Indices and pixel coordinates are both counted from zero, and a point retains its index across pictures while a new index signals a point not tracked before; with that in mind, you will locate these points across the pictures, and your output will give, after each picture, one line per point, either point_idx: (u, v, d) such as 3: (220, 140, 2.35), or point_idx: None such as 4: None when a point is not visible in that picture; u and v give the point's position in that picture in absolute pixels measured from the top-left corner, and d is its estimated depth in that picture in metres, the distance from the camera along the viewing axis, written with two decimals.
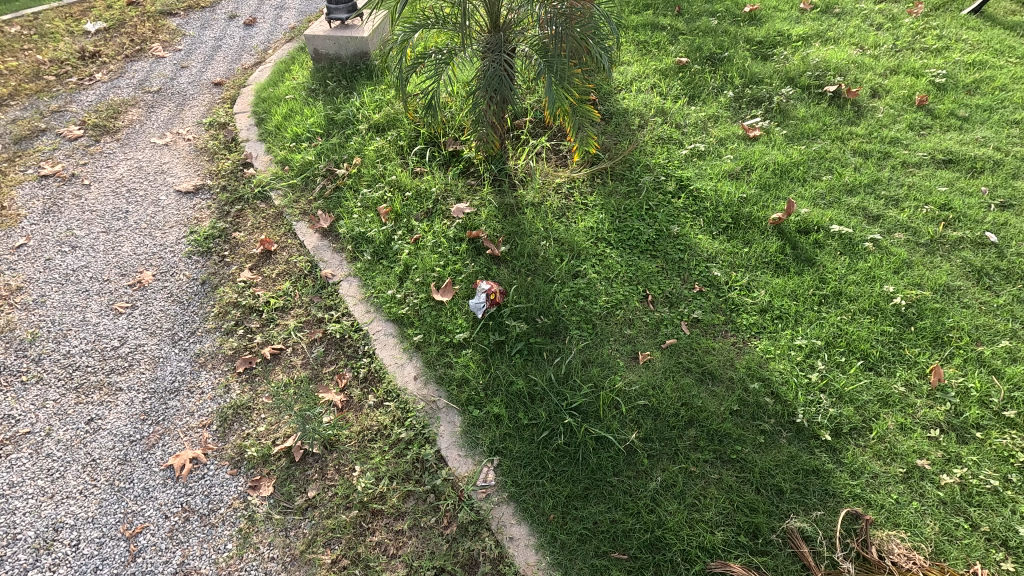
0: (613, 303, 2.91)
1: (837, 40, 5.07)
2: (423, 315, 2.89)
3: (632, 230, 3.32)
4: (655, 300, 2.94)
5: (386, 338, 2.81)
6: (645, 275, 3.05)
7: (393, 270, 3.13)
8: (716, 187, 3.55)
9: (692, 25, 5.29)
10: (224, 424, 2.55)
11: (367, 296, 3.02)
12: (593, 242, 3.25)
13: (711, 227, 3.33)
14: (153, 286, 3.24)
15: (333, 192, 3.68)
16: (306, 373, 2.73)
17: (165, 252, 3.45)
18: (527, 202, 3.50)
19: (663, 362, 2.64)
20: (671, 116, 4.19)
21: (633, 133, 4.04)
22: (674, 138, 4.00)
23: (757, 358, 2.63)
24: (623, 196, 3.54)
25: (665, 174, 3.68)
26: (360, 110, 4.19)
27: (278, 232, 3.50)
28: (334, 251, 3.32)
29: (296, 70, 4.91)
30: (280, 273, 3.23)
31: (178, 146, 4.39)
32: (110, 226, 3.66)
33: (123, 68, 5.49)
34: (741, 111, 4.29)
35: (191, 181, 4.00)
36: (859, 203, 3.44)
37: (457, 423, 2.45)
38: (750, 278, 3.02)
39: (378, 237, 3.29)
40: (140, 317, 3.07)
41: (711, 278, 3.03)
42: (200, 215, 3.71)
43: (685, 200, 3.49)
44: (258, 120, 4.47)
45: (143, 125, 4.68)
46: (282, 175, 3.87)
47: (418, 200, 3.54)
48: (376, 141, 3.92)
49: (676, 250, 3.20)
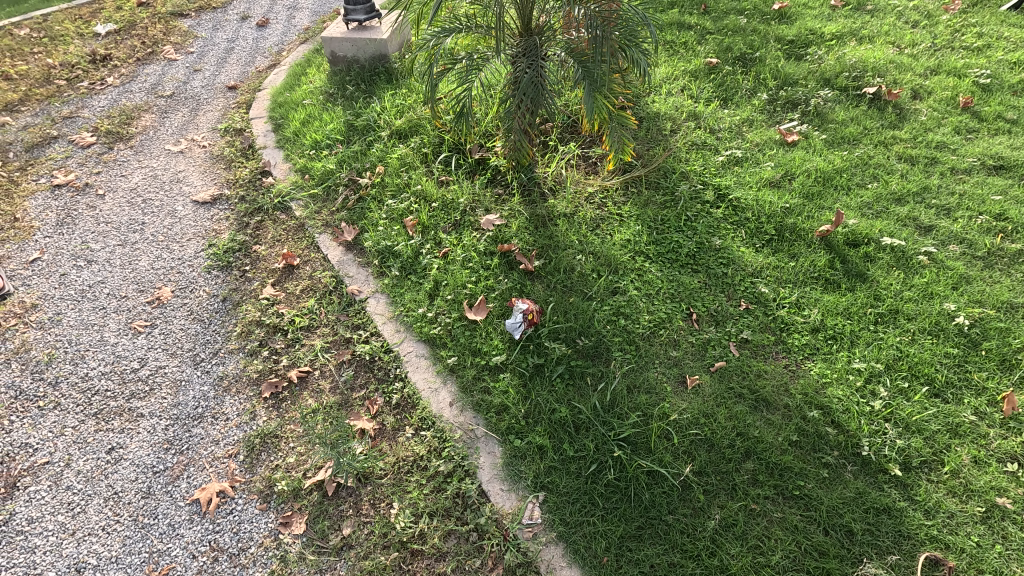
0: (656, 322, 2.77)
1: (872, 38, 4.89)
2: (456, 335, 2.75)
3: (671, 242, 3.17)
4: (700, 319, 2.80)
5: (418, 361, 2.69)
6: (688, 292, 2.92)
7: (423, 287, 3.00)
8: (757, 197, 3.39)
9: (720, 23, 5.11)
10: (251, 454, 2.43)
11: (396, 314, 2.90)
12: (631, 256, 3.11)
13: (754, 239, 3.18)
14: (173, 303, 3.12)
15: (356, 203, 3.54)
16: (336, 399, 2.60)
17: (184, 267, 3.33)
18: (559, 213, 3.35)
19: (713, 386, 2.50)
20: (705, 120, 4.03)
21: (666, 138, 3.88)
22: (709, 143, 3.84)
23: (813, 383, 2.48)
24: (659, 206, 3.39)
25: (702, 182, 3.53)
26: (381, 115, 4.05)
27: (301, 246, 3.37)
28: (359, 265, 3.19)
29: (312, 73, 4.77)
30: (305, 289, 3.11)
31: (193, 154, 4.26)
32: (127, 239, 3.54)
33: (135, 71, 5.36)
34: (776, 115, 4.12)
35: (208, 190, 3.87)
36: (908, 213, 3.27)
37: (498, 454, 2.31)
38: (798, 294, 2.87)
39: (406, 251, 3.16)
40: (160, 337, 2.94)
41: (758, 294, 2.89)
42: (218, 227, 3.58)
43: (725, 210, 3.34)
44: (275, 126, 4.34)
45: (156, 131, 4.55)
46: (302, 183, 3.74)
47: (445, 211, 3.40)
48: (399, 149, 3.79)
49: (719, 265, 3.05)
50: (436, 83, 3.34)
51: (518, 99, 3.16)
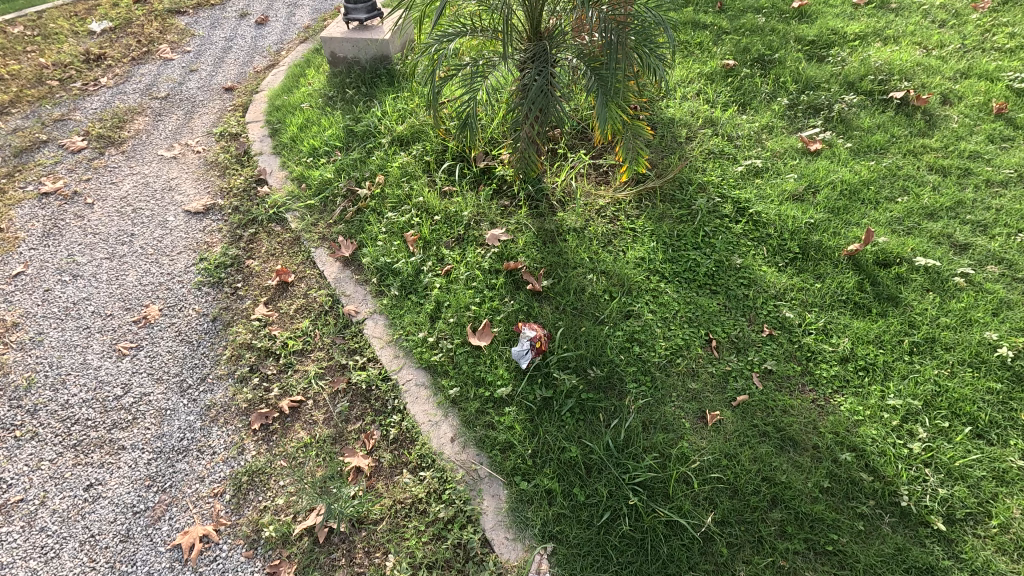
0: (672, 349, 2.59)
1: (897, 39, 4.65)
2: (459, 362, 2.57)
3: (688, 261, 2.99)
4: (720, 347, 2.62)
5: (418, 390, 2.52)
6: (707, 316, 2.74)
7: (424, 308, 2.82)
8: (780, 211, 3.19)
9: (737, 22, 4.89)
10: (238, 494, 2.26)
11: (395, 338, 2.72)
12: (646, 275, 2.92)
13: (777, 257, 2.98)
14: (160, 322, 2.96)
15: (354, 215, 3.36)
16: (329, 432, 2.43)
17: (173, 283, 3.17)
18: (569, 228, 3.17)
19: (734, 423, 2.32)
20: (722, 127, 3.83)
21: (681, 146, 3.68)
22: (726, 152, 3.63)
23: (844, 421, 2.30)
24: (675, 221, 3.20)
25: (720, 195, 3.33)
26: (382, 120, 3.87)
27: (296, 261, 3.20)
28: (357, 283, 3.02)
29: (311, 75, 4.59)
30: (299, 308, 2.94)
31: (186, 160, 4.09)
32: (115, 252, 3.38)
33: (130, 71, 5.19)
34: (797, 121, 3.92)
35: (201, 199, 3.70)
36: (942, 230, 3.06)
37: (503, 497, 2.14)
38: (825, 320, 2.68)
39: (406, 268, 2.98)
40: (145, 360, 2.78)
41: (782, 319, 2.71)
42: (211, 239, 3.41)
43: (746, 226, 3.14)
44: (272, 130, 4.16)
45: (149, 135, 4.38)
46: (298, 193, 3.56)
47: (447, 225, 3.21)
48: (400, 157, 3.60)
49: (740, 286, 2.87)
50: (439, 90, 3.15)
51: (526, 108, 2.97)
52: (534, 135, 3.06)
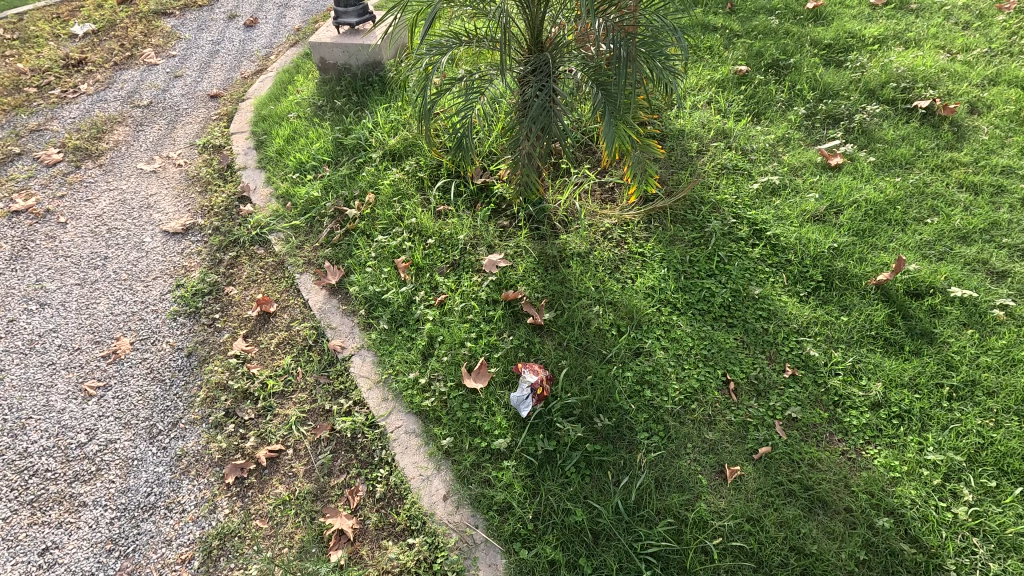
0: (687, 393, 2.37)
1: (918, 42, 4.40)
2: (453, 408, 2.35)
3: (701, 290, 2.76)
4: (739, 389, 2.40)
5: (408, 439, 2.29)
6: (723, 354, 2.52)
7: (415, 344, 2.60)
8: (801, 234, 2.95)
9: (748, 25, 4.64)
10: (208, 560, 2.05)
11: (383, 378, 2.50)
12: (656, 306, 2.69)
13: (798, 286, 2.75)
14: (131, 358, 2.74)
15: (342, 237, 3.14)
16: (310, 488, 2.22)
17: (147, 312, 2.94)
18: (572, 253, 2.94)
19: (757, 481, 2.10)
20: (735, 139, 3.59)
21: (691, 161, 3.45)
22: (741, 167, 3.40)
23: (879, 479, 2.08)
24: (687, 244, 2.97)
25: (735, 215, 3.10)
26: (373, 133, 3.64)
27: (279, 288, 2.98)
28: (343, 314, 2.79)
29: (300, 82, 4.35)
30: (281, 343, 2.72)
31: (167, 174, 3.86)
32: (86, 277, 3.16)
33: (111, 76, 4.95)
34: (815, 132, 3.68)
35: (180, 218, 3.48)
36: (977, 255, 2.83)
37: (500, 568, 1.92)
38: (853, 359, 2.45)
39: (396, 299, 2.76)
40: (113, 402, 2.56)
41: (805, 357, 2.49)
42: (189, 263, 3.19)
43: (763, 250, 2.91)
44: (257, 141, 3.92)
45: (129, 147, 4.15)
46: (283, 213, 3.33)
47: (441, 249, 2.98)
48: (392, 173, 3.37)
49: (758, 319, 2.64)
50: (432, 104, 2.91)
51: (527, 126, 2.74)
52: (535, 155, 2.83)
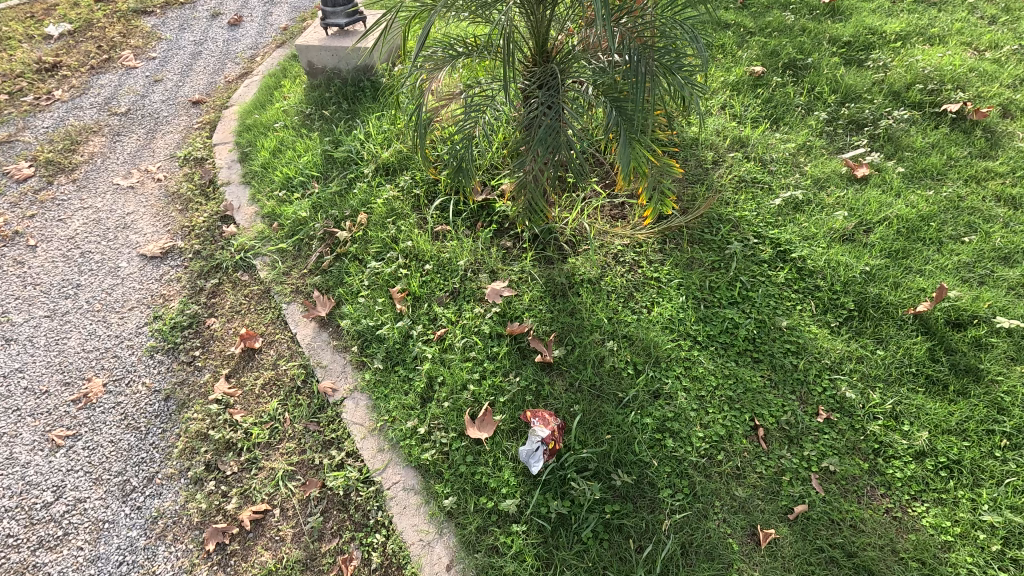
0: (712, 442, 2.16)
1: (942, 39, 4.14)
2: (456, 462, 2.14)
3: (723, 321, 2.54)
4: (769, 437, 2.19)
5: (406, 498, 2.08)
6: (750, 395, 2.30)
7: (413, 386, 2.38)
8: (829, 256, 2.73)
9: (762, 21, 4.37)
10: None
11: (378, 426, 2.29)
12: (675, 340, 2.48)
13: (828, 315, 2.54)
14: (104, 402, 2.52)
15: (332, 263, 2.90)
16: (299, 555, 2.00)
17: (121, 349, 2.71)
18: (582, 279, 2.72)
19: (795, 546, 1.90)
20: (752, 148, 3.35)
21: (707, 173, 3.21)
22: (760, 180, 3.16)
23: (931, 544, 1.88)
24: (705, 269, 2.75)
25: (756, 235, 2.87)
26: (365, 146, 3.40)
27: (264, 320, 2.75)
28: (335, 350, 2.57)
29: (287, 87, 4.09)
30: (267, 384, 2.50)
31: (145, 190, 3.61)
32: (57, 308, 2.92)
33: (88, 81, 4.67)
34: (838, 139, 3.44)
35: (159, 240, 3.24)
36: (1021, 278, 2.60)
37: None
38: (893, 401, 2.24)
39: (392, 334, 2.53)
40: (83, 454, 2.34)
41: (839, 399, 2.28)
42: (167, 291, 2.95)
43: (789, 274, 2.69)
44: (241, 153, 3.67)
45: (105, 160, 3.89)
46: (268, 234, 3.10)
47: (440, 276, 2.75)
48: (386, 191, 3.13)
49: (787, 354, 2.43)
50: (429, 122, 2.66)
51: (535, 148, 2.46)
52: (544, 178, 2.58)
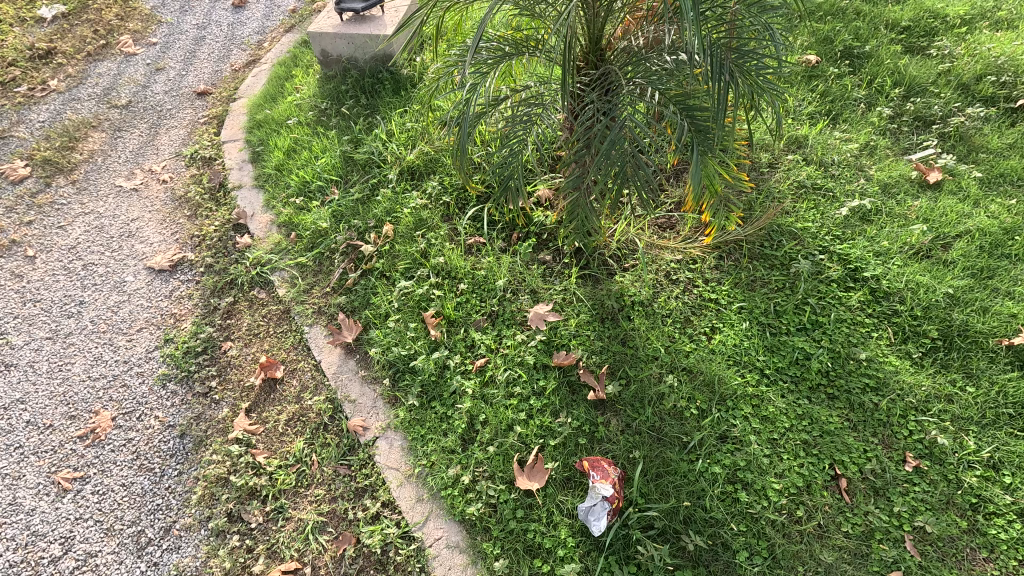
0: (791, 496, 1.94)
1: (1011, 23, 3.78)
2: (505, 517, 1.93)
3: (793, 351, 2.30)
4: (853, 488, 1.97)
5: (452, 558, 1.87)
6: (829, 439, 2.07)
7: (453, 427, 2.16)
8: (907, 276, 2.47)
9: (812, 3, 4.01)
10: None
11: (416, 472, 2.08)
12: (741, 374, 2.24)
13: (909, 345, 2.29)
14: (114, 438, 2.31)
15: (357, 280, 2.66)
16: None
17: (131, 377, 2.49)
18: (633, 301, 2.47)
19: None
20: (811, 149, 3.06)
21: (763, 178, 2.93)
22: (822, 185, 2.88)
23: None
24: (769, 290, 2.49)
25: (823, 250, 2.60)
26: (388, 147, 3.12)
27: (284, 345, 2.52)
28: (363, 381, 2.34)
29: (299, 78, 3.80)
30: (290, 421, 2.28)
31: (150, 193, 3.35)
32: (60, 330, 2.70)
33: (85, 70, 4.37)
34: (903, 138, 3.14)
35: (167, 251, 2.99)
36: None
37: None
38: (990, 448, 2.02)
39: (427, 366, 2.30)
40: (93, 500, 2.14)
41: (929, 444, 2.04)
42: (178, 310, 2.72)
43: (863, 296, 2.43)
44: (252, 152, 3.40)
45: (106, 158, 3.62)
46: (286, 246, 2.85)
47: (476, 297, 2.51)
48: (413, 199, 2.87)
49: (867, 390, 2.18)
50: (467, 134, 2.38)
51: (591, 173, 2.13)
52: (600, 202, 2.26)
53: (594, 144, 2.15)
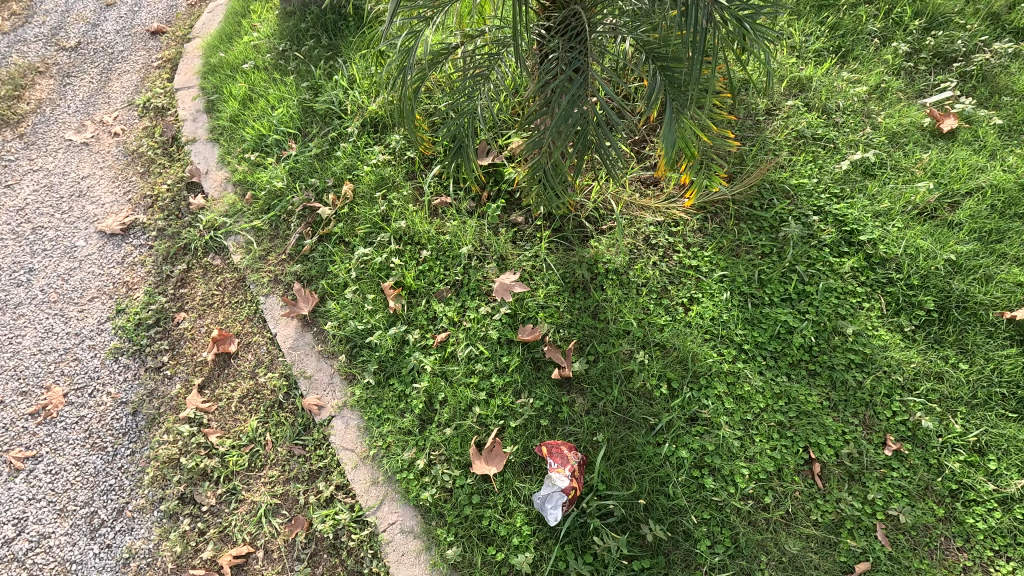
0: (760, 482, 1.85)
1: None
2: (461, 503, 1.86)
3: (776, 324, 2.14)
4: (826, 473, 1.87)
5: (405, 544, 1.82)
6: (806, 420, 1.95)
7: (411, 407, 2.06)
8: (907, 239, 2.26)
9: None
10: None
11: (371, 454, 2.00)
12: (716, 350, 2.09)
13: (902, 317, 2.12)
14: (66, 416, 2.24)
15: (314, 247, 2.49)
16: None
17: (82, 350, 2.40)
18: (606, 268, 2.29)
19: None
20: (814, 93, 2.76)
21: (759, 127, 2.66)
22: (823, 135, 2.61)
23: None
24: (754, 256, 2.31)
25: (817, 210, 2.38)
26: (349, 95, 2.86)
27: (240, 316, 2.40)
28: (319, 357, 2.23)
29: (256, 15, 3.46)
30: (244, 398, 2.19)
31: (101, 148, 3.14)
32: (9, 300, 2.58)
33: (31, 6, 4.02)
34: (919, 79, 2.82)
35: (119, 212, 2.82)
36: None
37: None
38: (977, 431, 1.89)
39: (384, 341, 2.18)
40: (45, 480, 2.10)
41: (913, 427, 1.92)
42: (131, 278, 2.59)
43: (857, 263, 2.23)
44: (206, 101, 3.14)
45: (54, 108, 3.38)
46: (240, 208, 2.67)
47: (439, 265, 2.35)
48: (374, 155, 2.65)
49: (851, 367, 2.03)
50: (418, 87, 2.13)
51: (551, 135, 1.91)
52: (563, 165, 2.04)
53: (555, 98, 1.90)
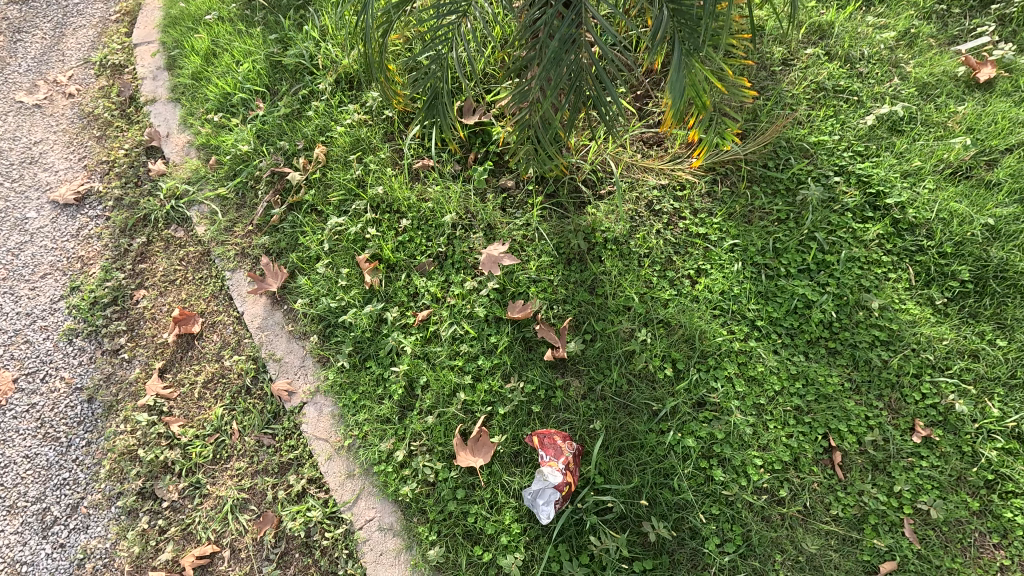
0: (774, 474, 1.67)
1: None
2: (444, 499, 1.69)
3: (793, 298, 1.93)
4: (848, 463, 1.69)
5: (383, 544, 1.66)
6: (826, 405, 1.76)
7: (389, 392, 1.87)
8: (939, 202, 2.03)
9: None
10: None
11: (346, 444, 1.82)
12: (726, 327, 1.89)
13: (932, 289, 1.91)
14: (16, 404, 2.05)
15: (284, 217, 2.27)
16: None
17: (33, 332, 2.20)
18: (605, 237, 2.07)
19: None
20: (836, 40, 2.48)
21: (774, 79, 2.40)
22: (846, 86, 2.35)
23: None
24: (769, 222, 2.08)
25: (839, 170, 2.14)
26: (321, 48, 2.58)
27: (203, 293, 2.19)
28: (290, 337, 2.03)
29: None
30: (208, 383, 2.01)
31: (54, 110, 2.87)
32: None
33: None
34: (952, 23, 2.53)
35: (73, 180, 2.59)
36: None
37: None
38: (1017, 416, 1.70)
39: (360, 320, 1.97)
40: None
41: (945, 412, 1.73)
42: (86, 252, 2.37)
43: (884, 229, 2.01)
44: (166, 57, 2.86)
45: (3, 66, 3.09)
46: (203, 174, 2.43)
47: (420, 234, 2.12)
48: (349, 114, 2.39)
49: (876, 345, 1.83)
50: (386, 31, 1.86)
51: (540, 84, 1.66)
52: (556, 121, 1.80)
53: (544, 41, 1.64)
